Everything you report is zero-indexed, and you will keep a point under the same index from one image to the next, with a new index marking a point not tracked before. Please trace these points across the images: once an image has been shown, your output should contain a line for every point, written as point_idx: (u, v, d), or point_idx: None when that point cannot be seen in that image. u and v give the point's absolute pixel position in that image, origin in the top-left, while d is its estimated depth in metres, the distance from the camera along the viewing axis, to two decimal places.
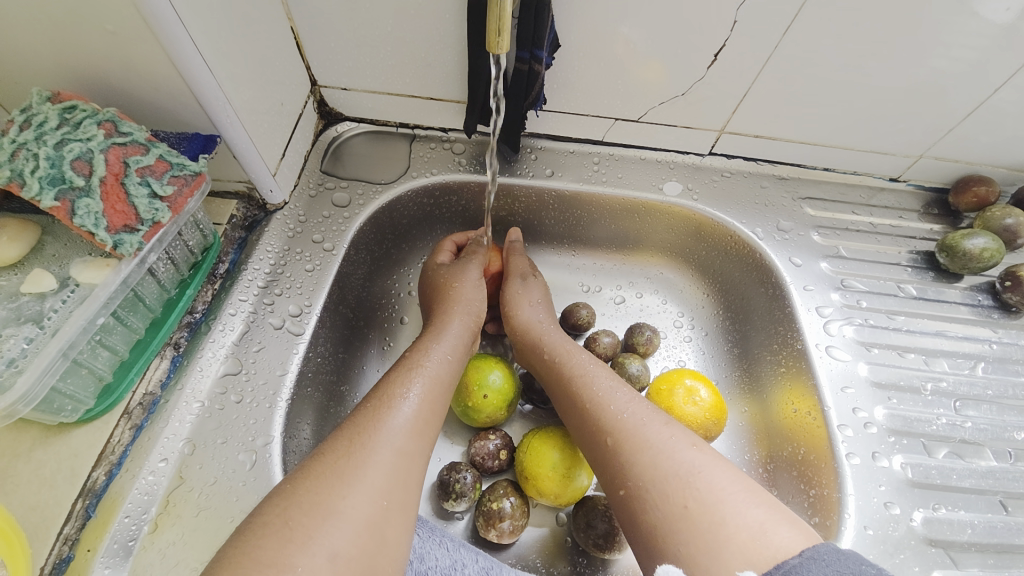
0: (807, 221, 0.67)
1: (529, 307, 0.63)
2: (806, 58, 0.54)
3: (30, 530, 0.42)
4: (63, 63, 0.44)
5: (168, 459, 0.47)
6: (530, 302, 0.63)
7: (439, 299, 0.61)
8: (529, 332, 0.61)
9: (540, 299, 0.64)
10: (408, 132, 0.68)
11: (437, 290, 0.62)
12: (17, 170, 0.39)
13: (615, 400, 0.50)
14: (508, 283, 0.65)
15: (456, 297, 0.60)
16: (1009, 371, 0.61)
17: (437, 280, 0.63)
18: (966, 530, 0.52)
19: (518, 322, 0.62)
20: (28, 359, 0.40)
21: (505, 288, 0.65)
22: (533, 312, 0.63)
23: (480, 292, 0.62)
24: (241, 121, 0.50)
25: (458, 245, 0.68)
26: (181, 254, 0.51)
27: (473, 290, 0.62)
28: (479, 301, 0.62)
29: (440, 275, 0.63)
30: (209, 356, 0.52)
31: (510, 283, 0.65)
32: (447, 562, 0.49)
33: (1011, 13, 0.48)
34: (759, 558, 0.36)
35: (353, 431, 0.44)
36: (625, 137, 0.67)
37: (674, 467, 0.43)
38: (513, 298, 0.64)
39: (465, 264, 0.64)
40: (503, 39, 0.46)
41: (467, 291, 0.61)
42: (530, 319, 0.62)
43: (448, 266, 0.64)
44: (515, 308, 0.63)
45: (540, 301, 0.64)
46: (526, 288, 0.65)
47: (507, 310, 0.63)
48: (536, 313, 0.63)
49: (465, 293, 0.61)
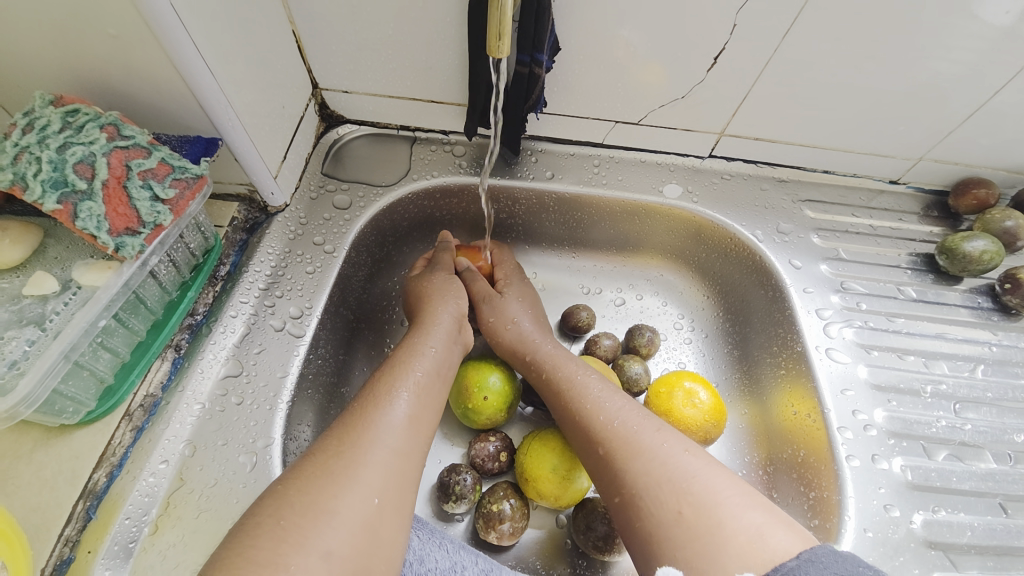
0: (807, 223, 0.67)
1: (510, 327, 0.62)
2: (806, 60, 0.54)
3: (31, 532, 0.42)
4: (65, 66, 0.45)
5: (169, 461, 0.47)
6: (508, 322, 0.63)
7: (417, 302, 0.62)
8: (518, 352, 0.61)
9: (520, 312, 0.64)
10: (408, 135, 0.69)
11: (415, 292, 0.63)
12: (19, 174, 0.39)
13: (605, 409, 0.50)
14: (478, 309, 0.65)
15: (433, 296, 0.61)
16: (1009, 373, 0.61)
17: (413, 286, 0.64)
18: (966, 532, 0.52)
19: (506, 340, 0.62)
20: (30, 361, 0.40)
21: (477, 314, 0.65)
22: (517, 327, 0.62)
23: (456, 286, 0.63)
24: (242, 123, 0.50)
25: (428, 258, 0.69)
26: (183, 257, 0.52)
27: (445, 286, 0.63)
28: (459, 300, 0.62)
29: (411, 284, 0.65)
30: (209, 358, 0.52)
31: (481, 311, 0.64)
32: (446, 563, 0.49)
33: (1011, 16, 0.48)
34: (757, 561, 0.37)
35: (341, 430, 0.44)
36: (625, 139, 0.67)
37: (669, 473, 0.43)
38: (491, 325, 0.63)
39: (432, 271, 0.65)
40: (503, 43, 0.47)
41: (442, 289, 0.62)
42: (515, 337, 0.61)
43: (420, 275, 0.65)
44: (496, 333, 0.63)
45: (521, 314, 0.63)
46: (498, 310, 0.64)
47: (490, 335, 0.63)
48: (518, 329, 0.62)
49: (441, 290, 0.62)
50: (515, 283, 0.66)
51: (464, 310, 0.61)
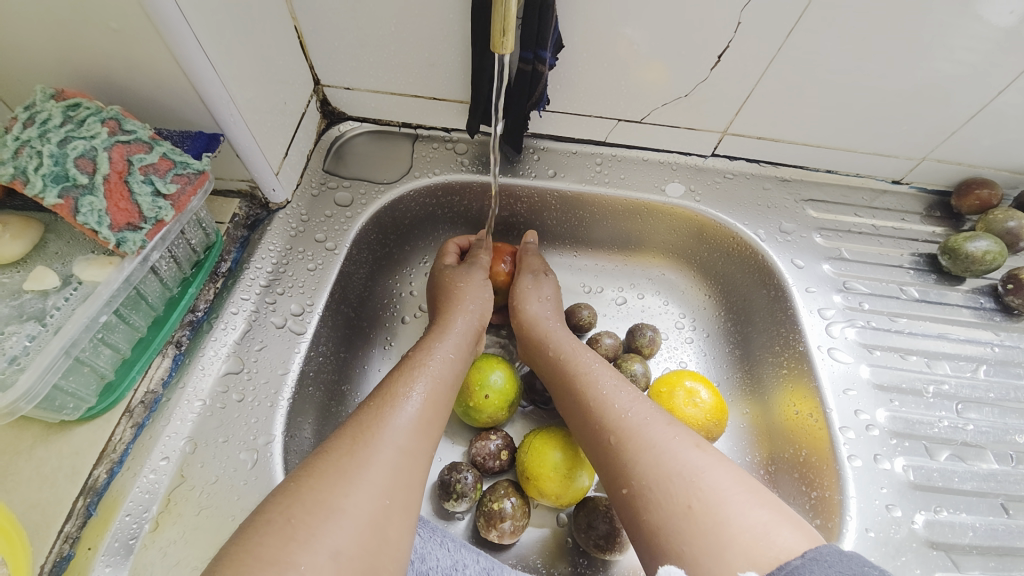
0: (809, 223, 0.67)
1: (539, 302, 0.64)
2: (809, 59, 0.54)
3: (30, 529, 0.42)
4: (66, 60, 0.44)
5: (170, 458, 0.47)
6: (538, 298, 0.64)
7: (443, 298, 0.61)
8: (537, 326, 0.61)
9: (551, 295, 0.65)
10: (410, 132, 0.68)
11: (442, 286, 0.63)
12: (20, 167, 0.39)
13: (618, 399, 0.50)
14: (517, 279, 0.66)
15: (461, 297, 0.61)
16: (1011, 373, 0.60)
17: (443, 278, 0.63)
18: (968, 532, 0.52)
19: (525, 316, 0.62)
20: (30, 356, 0.40)
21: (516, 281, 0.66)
22: (536, 308, 0.63)
23: (484, 291, 0.63)
24: (245, 119, 0.50)
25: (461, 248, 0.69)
26: (184, 253, 0.51)
27: (477, 291, 0.62)
28: (485, 301, 0.62)
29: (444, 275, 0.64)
30: (211, 354, 0.52)
31: (521, 278, 0.65)
32: (448, 562, 0.49)
33: (1015, 16, 0.48)
34: (762, 559, 0.36)
35: (356, 429, 0.44)
36: (627, 138, 0.67)
37: (678, 467, 0.43)
38: (523, 292, 0.64)
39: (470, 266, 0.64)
40: (508, 39, 0.46)
41: (471, 291, 0.62)
42: (538, 313, 0.62)
43: (453, 268, 0.65)
44: (524, 301, 0.64)
45: (551, 297, 0.65)
46: (536, 284, 0.65)
47: (515, 304, 0.64)
48: (544, 308, 0.63)
49: (470, 293, 0.61)
50: (554, 273, 0.68)
51: (485, 319, 0.61)
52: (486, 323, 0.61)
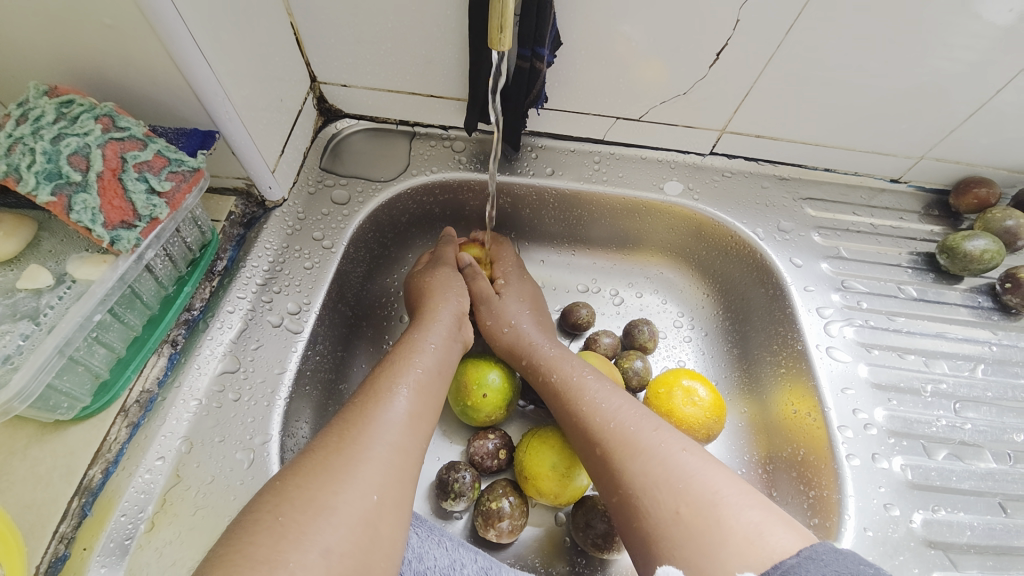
0: (808, 222, 0.67)
1: (507, 329, 0.62)
2: (807, 57, 0.54)
3: (25, 529, 0.41)
4: (60, 57, 0.44)
5: (165, 458, 0.46)
6: (506, 325, 0.62)
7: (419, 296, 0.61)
8: (513, 352, 0.60)
9: (520, 313, 0.63)
10: (407, 130, 0.68)
11: (417, 288, 0.63)
12: (12, 164, 0.39)
13: (602, 410, 0.50)
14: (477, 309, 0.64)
15: (436, 293, 0.61)
16: (1009, 372, 0.60)
17: (419, 280, 0.63)
18: (966, 531, 0.52)
19: (504, 344, 0.61)
20: (23, 355, 0.40)
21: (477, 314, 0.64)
22: (514, 331, 0.61)
23: (458, 281, 0.63)
24: (240, 116, 0.50)
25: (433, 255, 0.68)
26: (179, 252, 0.51)
27: (448, 283, 0.62)
28: (459, 295, 0.61)
29: (421, 278, 0.63)
30: (207, 354, 0.51)
31: (479, 313, 0.64)
32: (446, 561, 0.49)
33: (1013, 15, 0.47)
34: (757, 560, 0.36)
35: (342, 426, 0.44)
36: (626, 136, 0.66)
37: (666, 473, 0.43)
38: (488, 326, 0.63)
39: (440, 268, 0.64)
40: (505, 35, 0.46)
41: (444, 285, 0.61)
42: (510, 338, 0.61)
43: (426, 269, 0.64)
44: (491, 335, 0.62)
45: (522, 316, 0.63)
46: (495, 312, 0.63)
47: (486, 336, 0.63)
48: (514, 332, 0.61)
49: (443, 286, 0.61)
50: (521, 281, 0.66)
51: (465, 306, 0.61)
52: (466, 310, 0.61)
